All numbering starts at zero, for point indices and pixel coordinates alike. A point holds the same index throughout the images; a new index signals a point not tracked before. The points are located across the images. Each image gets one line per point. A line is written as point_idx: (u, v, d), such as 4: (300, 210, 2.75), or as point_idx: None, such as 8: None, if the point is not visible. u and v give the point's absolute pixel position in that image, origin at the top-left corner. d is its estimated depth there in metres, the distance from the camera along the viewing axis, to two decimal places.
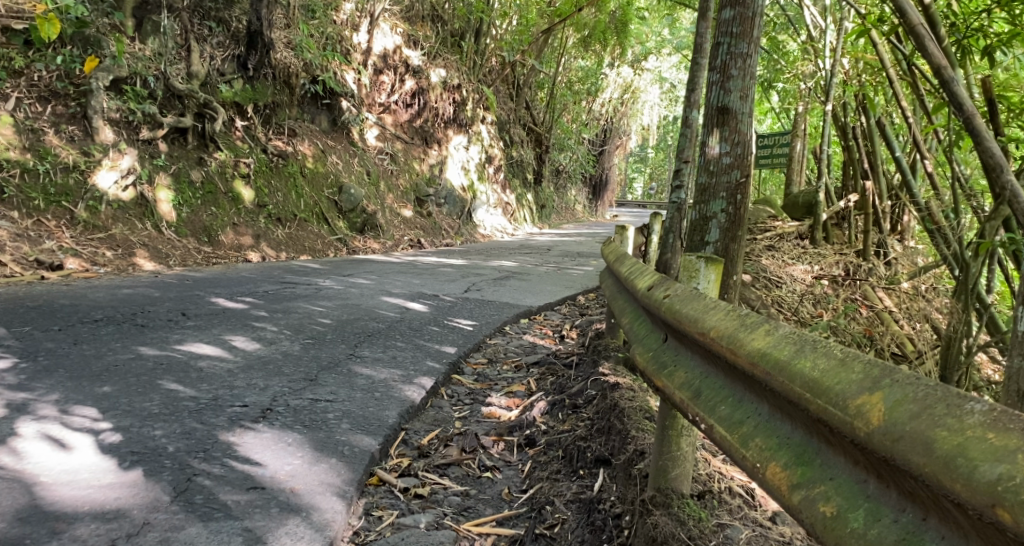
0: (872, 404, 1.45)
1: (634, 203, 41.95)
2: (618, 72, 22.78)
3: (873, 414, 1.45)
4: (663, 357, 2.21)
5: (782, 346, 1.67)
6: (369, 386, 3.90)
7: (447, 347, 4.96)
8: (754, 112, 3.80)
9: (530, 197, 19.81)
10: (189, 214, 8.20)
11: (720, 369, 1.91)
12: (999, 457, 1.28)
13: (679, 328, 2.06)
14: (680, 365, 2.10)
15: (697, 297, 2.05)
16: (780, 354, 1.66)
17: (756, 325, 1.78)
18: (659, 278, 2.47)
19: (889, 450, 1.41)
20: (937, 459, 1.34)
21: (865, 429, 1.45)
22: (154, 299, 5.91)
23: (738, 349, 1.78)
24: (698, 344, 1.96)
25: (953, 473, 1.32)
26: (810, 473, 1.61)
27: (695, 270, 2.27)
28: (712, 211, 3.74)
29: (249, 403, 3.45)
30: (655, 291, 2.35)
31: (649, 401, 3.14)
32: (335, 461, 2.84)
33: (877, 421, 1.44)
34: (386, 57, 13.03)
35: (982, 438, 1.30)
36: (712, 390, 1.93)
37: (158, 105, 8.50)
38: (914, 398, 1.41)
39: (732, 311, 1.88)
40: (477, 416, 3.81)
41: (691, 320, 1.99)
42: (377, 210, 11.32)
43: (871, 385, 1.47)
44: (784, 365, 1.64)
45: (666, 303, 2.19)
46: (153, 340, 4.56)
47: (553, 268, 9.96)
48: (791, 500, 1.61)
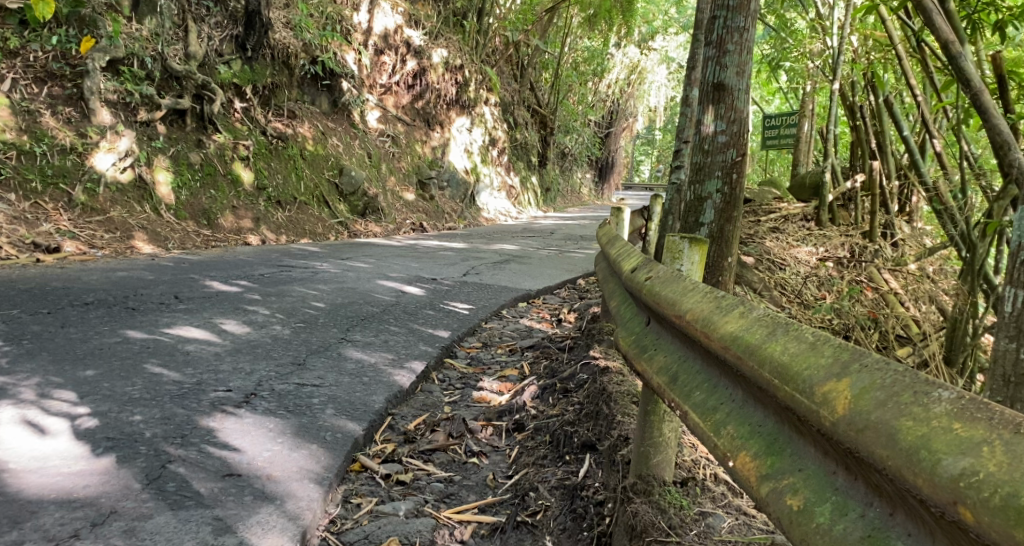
0: (838, 391, 1.39)
1: (641, 187, 41.69)
2: (624, 52, 22.54)
3: (839, 402, 1.38)
4: (643, 340, 2.14)
5: (755, 329, 1.60)
6: (357, 371, 3.84)
7: (441, 331, 4.89)
8: (751, 88, 3.68)
9: (535, 179, 19.70)
10: (189, 197, 8.13)
11: (697, 352, 1.84)
12: (963, 450, 1.21)
13: (657, 310, 1.99)
14: (659, 348, 2.03)
15: (677, 277, 1.98)
16: (752, 338, 1.59)
17: (731, 307, 1.70)
18: (645, 260, 2.39)
19: (853, 441, 1.34)
20: (900, 451, 1.27)
21: (831, 419, 1.38)
22: (147, 282, 5.86)
23: (711, 332, 1.71)
24: (675, 328, 1.89)
25: (916, 466, 1.24)
26: (780, 464, 1.54)
27: (678, 251, 2.17)
28: (707, 192, 3.68)
29: (232, 387, 3.39)
30: (640, 273, 2.28)
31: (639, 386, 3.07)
32: (315, 447, 2.78)
33: (842, 410, 1.37)
34: (387, 37, 12.86)
35: (948, 428, 1.23)
36: (689, 373, 1.86)
37: (156, 86, 8.43)
38: (882, 385, 1.34)
39: (709, 292, 1.80)
40: (468, 400, 3.75)
41: (669, 302, 1.92)
42: (378, 192, 11.24)
43: (839, 371, 1.40)
44: (754, 348, 1.57)
45: (647, 285, 2.11)
46: (143, 323, 4.51)
47: (554, 251, 9.87)
48: (758, 493, 1.54)
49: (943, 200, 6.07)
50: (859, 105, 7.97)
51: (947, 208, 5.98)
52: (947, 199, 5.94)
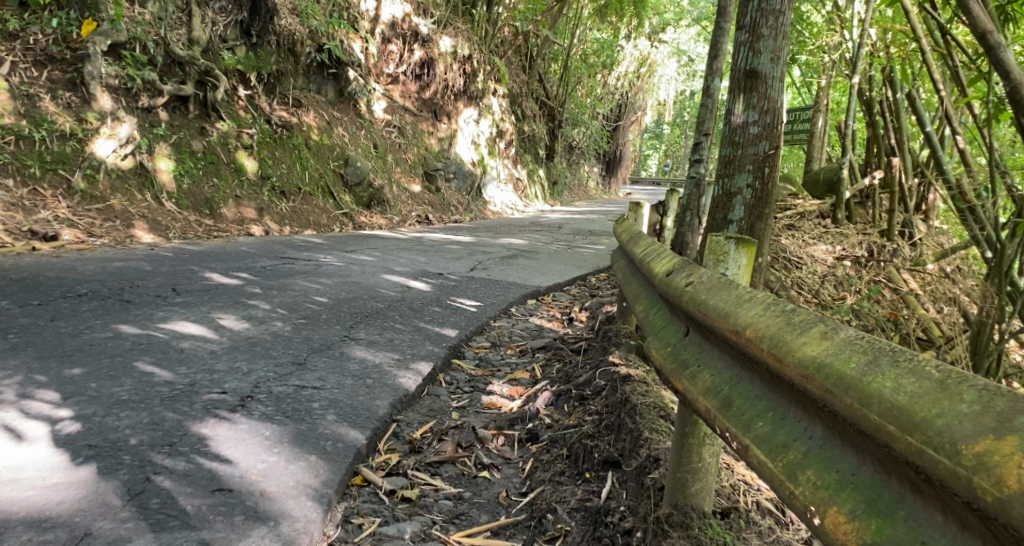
0: (1000, 455, 1.20)
1: (647, 181, 41.37)
2: (634, 45, 22.23)
3: (1008, 474, 1.19)
4: (681, 353, 1.96)
5: (849, 356, 1.43)
6: (360, 372, 3.62)
7: (448, 329, 4.67)
8: (785, 76, 3.55)
9: (542, 172, 19.44)
10: (191, 185, 7.91)
11: (759, 376, 1.66)
12: None
13: (704, 321, 1.81)
14: (704, 362, 1.86)
15: (727, 284, 1.80)
16: (846, 367, 1.42)
17: (808, 326, 1.53)
18: (676, 259, 2.22)
19: None
20: None
21: (997, 494, 1.19)
22: (145, 273, 5.64)
23: (787, 357, 1.53)
24: (729, 343, 1.71)
25: None
26: (891, 530, 1.35)
27: (724, 252, 1.96)
28: (737, 187, 3.56)
29: (228, 389, 3.17)
30: (674, 275, 2.09)
31: (665, 397, 2.86)
32: (314, 459, 2.57)
33: (1013, 484, 1.18)
34: (395, 25, 12.62)
35: None
36: (746, 399, 1.69)
37: (158, 72, 8.23)
38: None
39: (773, 306, 1.63)
40: (477, 406, 3.53)
41: (719, 313, 1.74)
42: (383, 184, 11.01)
43: (996, 427, 1.22)
44: (852, 380, 1.40)
45: (686, 290, 1.94)
46: (137, 317, 4.29)
47: (564, 246, 9.64)
48: None
49: (965, 199, 5.81)
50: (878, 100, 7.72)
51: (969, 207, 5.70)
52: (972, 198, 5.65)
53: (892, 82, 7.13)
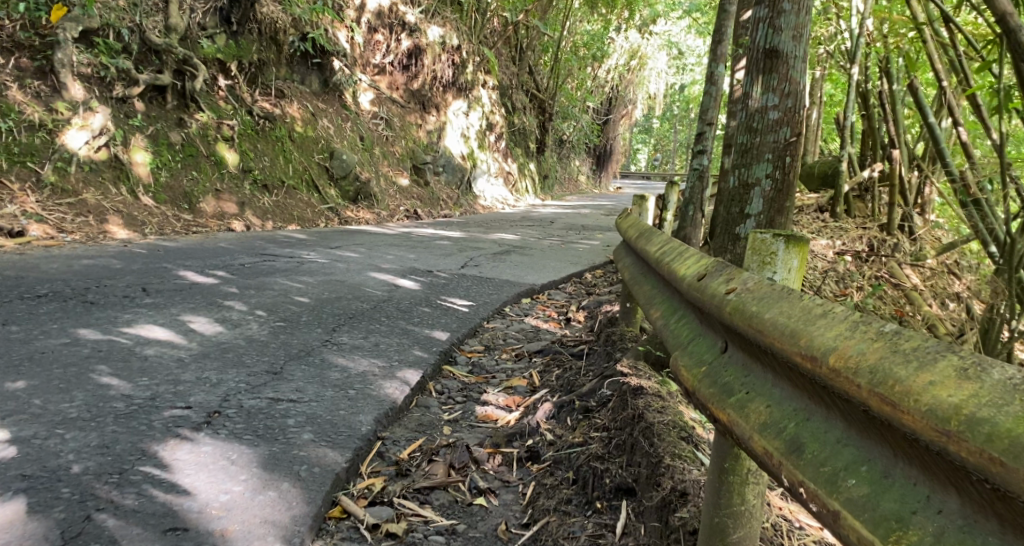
0: None
1: (637, 175, 41.06)
2: (624, 37, 21.88)
3: None
4: (730, 382, 1.69)
5: None
6: (342, 382, 3.28)
7: (438, 332, 4.34)
8: (807, 55, 3.38)
9: (532, 166, 19.08)
10: (169, 178, 7.55)
11: (859, 423, 1.38)
12: None
13: (770, 346, 1.54)
14: (765, 395, 1.60)
15: (797, 302, 1.55)
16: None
17: (931, 359, 1.28)
18: (710, 264, 1.95)
19: None
20: None
21: None
22: (114, 271, 5.27)
23: (911, 403, 1.26)
24: (818, 379, 1.43)
25: None
26: None
27: (771, 253, 1.78)
28: (756, 177, 3.43)
29: (193, 403, 2.83)
30: (713, 285, 1.83)
31: (683, 414, 2.58)
32: (286, 488, 2.26)
33: None
34: (381, 14, 12.17)
35: None
36: (829, 448, 1.42)
37: (134, 60, 7.85)
38: None
39: (881, 337, 1.36)
40: (471, 419, 3.21)
41: (802, 339, 1.47)
42: (371, 177, 10.64)
43: None
44: None
45: (737, 306, 1.68)
46: (99, 319, 3.93)
47: (557, 242, 9.33)
48: None
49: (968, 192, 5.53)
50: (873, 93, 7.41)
51: (974, 200, 5.33)
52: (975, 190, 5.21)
53: (889, 74, 6.83)
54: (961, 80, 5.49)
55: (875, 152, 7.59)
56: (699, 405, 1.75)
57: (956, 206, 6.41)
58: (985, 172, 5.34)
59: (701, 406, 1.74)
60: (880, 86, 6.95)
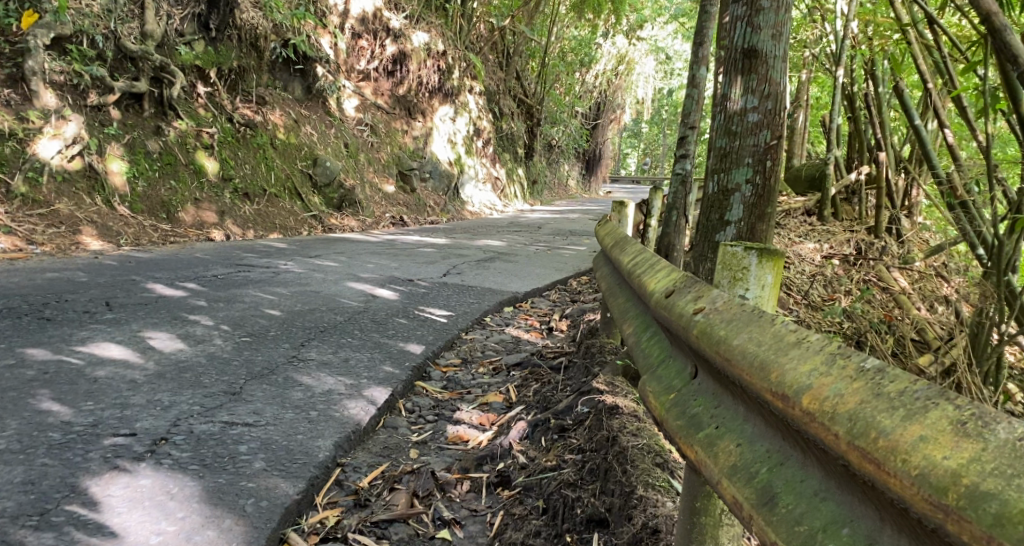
0: None
1: (627, 180, 40.89)
2: (612, 42, 21.74)
3: None
4: (700, 414, 1.59)
5: None
6: (304, 402, 3.09)
7: (412, 345, 4.15)
8: (787, 54, 3.21)
9: (521, 171, 18.90)
10: (146, 188, 7.34)
11: (840, 478, 1.27)
12: None
13: (739, 378, 1.44)
14: (736, 433, 1.49)
15: (767, 327, 1.45)
16: None
17: (920, 409, 1.18)
18: (675, 276, 1.83)
19: None
20: None
21: None
22: (79, 285, 5.08)
23: (900, 465, 1.16)
24: (794, 424, 1.32)
25: None
26: None
27: (743, 268, 1.64)
28: (735, 183, 3.26)
29: (138, 430, 2.66)
30: (680, 303, 1.71)
31: (660, 437, 2.39)
32: (228, 527, 2.14)
33: None
34: (365, 20, 11.98)
35: None
36: (806, 502, 1.32)
37: (108, 68, 7.64)
38: None
39: (863, 378, 1.26)
40: (441, 441, 3.01)
41: (776, 376, 1.36)
42: (355, 184, 10.43)
43: None
44: None
45: (704, 329, 1.56)
46: (52, 338, 3.75)
47: (543, 248, 9.16)
48: None
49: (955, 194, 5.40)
50: (859, 95, 7.26)
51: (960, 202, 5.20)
52: (962, 192, 5.08)
53: (874, 76, 6.69)
54: (947, 82, 5.35)
55: (863, 154, 7.44)
56: (668, 438, 1.64)
57: (943, 208, 6.26)
58: (971, 173, 5.21)
59: (671, 439, 1.63)
60: (866, 88, 6.81)
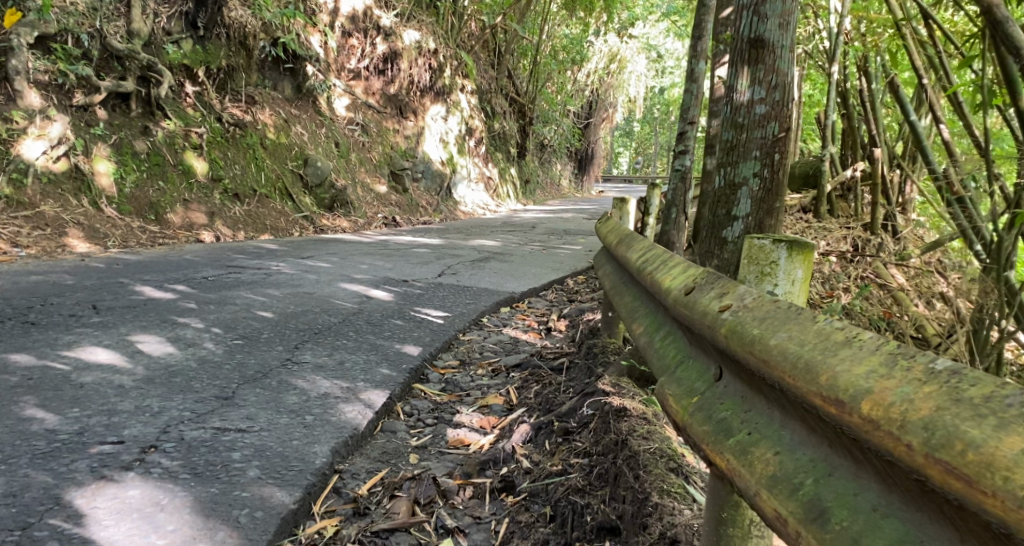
0: None
1: (619, 179, 40.87)
2: (604, 41, 21.67)
3: None
4: (729, 419, 1.52)
5: None
6: (300, 407, 2.99)
7: (408, 347, 4.05)
8: (795, 44, 3.12)
9: (514, 171, 18.81)
10: (133, 189, 7.21)
11: (909, 493, 1.19)
12: None
13: (780, 381, 1.36)
14: (772, 440, 1.42)
15: (808, 325, 1.37)
16: None
17: (1013, 417, 1.09)
18: (691, 272, 1.76)
19: None
20: None
21: None
22: (65, 288, 4.96)
23: (1000, 482, 1.07)
24: (855, 434, 1.23)
25: None
26: None
27: (771, 262, 1.60)
28: (743, 177, 3.18)
29: (126, 437, 2.56)
30: (702, 300, 1.63)
31: (672, 441, 2.30)
32: (222, 539, 2.04)
33: None
34: (355, 18, 11.86)
35: None
36: (865, 518, 1.24)
37: (94, 67, 7.51)
38: None
39: (939, 383, 1.17)
40: (441, 445, 2.91)
41: (829, 380, 1.27)
42: (347, 185, 10.31)
43: None
44: None
45: (735, 328, 1.48)
46: (37, 344, 3.64)
47: (538, 247, 9.07)
48: None
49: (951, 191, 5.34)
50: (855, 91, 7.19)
51: (958, 199, 5.14)
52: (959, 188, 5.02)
53: (868, 72, 6.63)
54: (944, 77, 5.29)
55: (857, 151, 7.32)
56: (692, 444, 1.57)
57: (940, 204, 6.21)
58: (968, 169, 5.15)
59: (696, 445, 1.56)
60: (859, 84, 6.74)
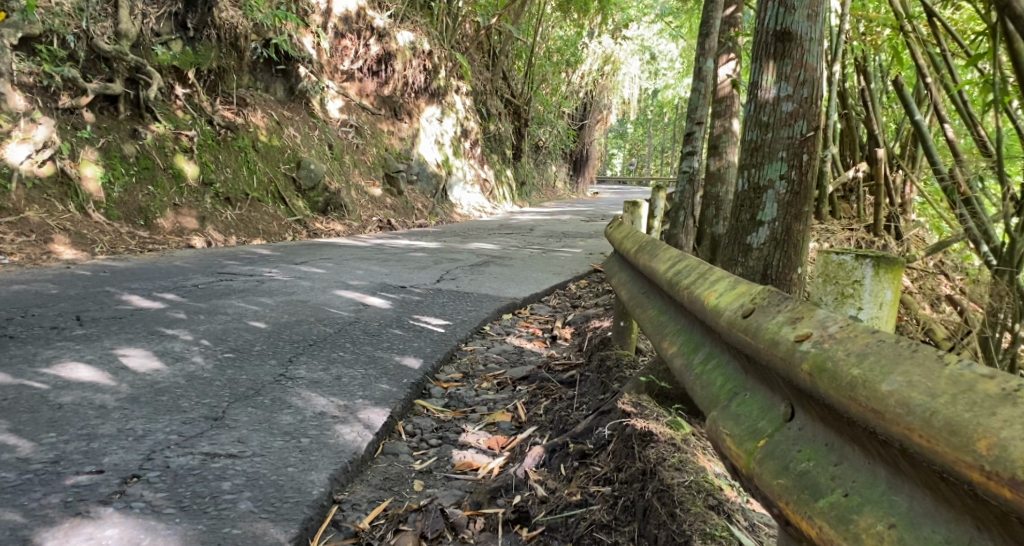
0: None
1: (614, 180, 40.71)
2: (598, 42, 21.51)
3: None
4: (814, 474, 1.33)
5: None
6: (296, 427, 2.78)
7: (409, 359, 3.84)
8: (825, 36, 2.97)
9: (509, 172, 18.62)
10: (122, 194, 6.98)
11: None
12: None
13: (915, 444, 1.15)
14: (882, 508, 1.22)
15: (939, 371, 1.18)
16: None
17: None
18: (753, 293, 1.59)
19: None
20: None
21: None
22: (48, 298, 4.74)
23: None
24: None
25: None
26: None
27: (854, 281, 1.55)
28: (769, 179, 3.02)
29: (106, 466, 2.35)
30: (771, 326, 1.47)
31: (707, 473, 2.11)
32: None
33: None
34: (349, 19, 11.65)
35: None
36: None
37: (81, 68, 7.28)
38: None
39: None
40: (447, 469, 2.71)
41: (997, 450, 1.06)
42: (341, 187, 10.07)
43: None
44: None
45: (823, 365, 1.31)
46: (15, 361, 3.42)
47: (537, 250, 8.86)
48: None
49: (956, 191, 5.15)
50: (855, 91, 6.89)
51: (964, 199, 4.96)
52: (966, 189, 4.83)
53: (866, 72, 6.36)
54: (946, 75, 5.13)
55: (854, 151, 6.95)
56: (762, 496, 1.39)
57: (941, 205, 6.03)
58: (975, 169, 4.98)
59: (767, 499, 1.38)
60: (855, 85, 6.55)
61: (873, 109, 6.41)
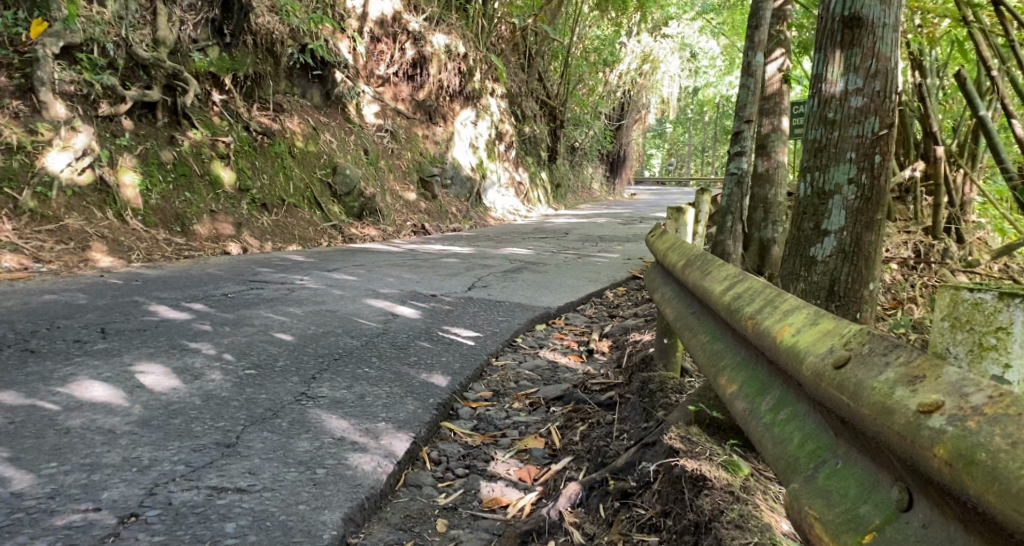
0: None
1: (652, 181, 40.18)
2: (637, 41, 21.12)
3: None
4: None
5: None
6: (310, 456, 2.56)
7: (436, 376, 3.61)
8: (900, 21, 2.70)
9: (544, 175, 18.36)
10: (160, 201, 6.89)
11: None
12: None
13: None
14: None
15: None
16: None
17: None
18: (851, 337, 1.37)
19: None
20: None
21: None
22: (76, 309, 4.62)
23: None
24: None
25: None
26: None
27: (998, 328, 1.21)
28: (836, 183, 2.78)
29: (103, 503, 2.16)
30: (878, 386, 1.26)
31: (773, 531, 1.87)
32: None
33: None
34: (384, 23, 11.51)
35: None
36: None
37: (119, 77, 7.16)
38: None
39: None
40: (474, 506, 2.48)
41: None
42: (376, 192, 9.93)
43: None
44: None
45: (977, 462, 1.10)
46: (30, 378, 3.28)
47: (573, 256, 8.58)
48: None
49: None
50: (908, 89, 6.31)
51: None
52: None
53: (922, 67, 5.80)
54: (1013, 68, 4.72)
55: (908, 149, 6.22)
56: None
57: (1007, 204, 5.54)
58: None
59: None
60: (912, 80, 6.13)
61: (930, 105, 5.79)
